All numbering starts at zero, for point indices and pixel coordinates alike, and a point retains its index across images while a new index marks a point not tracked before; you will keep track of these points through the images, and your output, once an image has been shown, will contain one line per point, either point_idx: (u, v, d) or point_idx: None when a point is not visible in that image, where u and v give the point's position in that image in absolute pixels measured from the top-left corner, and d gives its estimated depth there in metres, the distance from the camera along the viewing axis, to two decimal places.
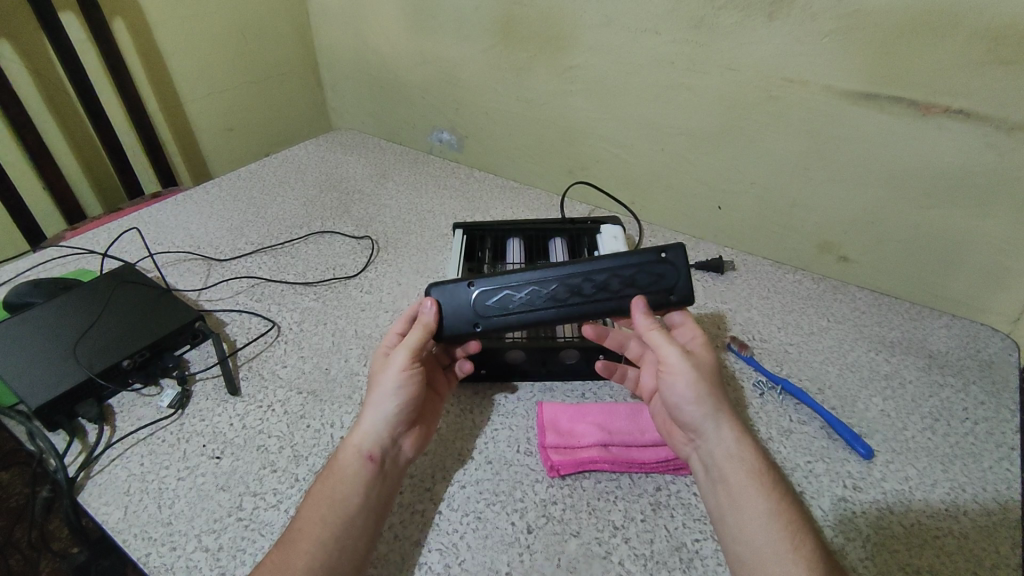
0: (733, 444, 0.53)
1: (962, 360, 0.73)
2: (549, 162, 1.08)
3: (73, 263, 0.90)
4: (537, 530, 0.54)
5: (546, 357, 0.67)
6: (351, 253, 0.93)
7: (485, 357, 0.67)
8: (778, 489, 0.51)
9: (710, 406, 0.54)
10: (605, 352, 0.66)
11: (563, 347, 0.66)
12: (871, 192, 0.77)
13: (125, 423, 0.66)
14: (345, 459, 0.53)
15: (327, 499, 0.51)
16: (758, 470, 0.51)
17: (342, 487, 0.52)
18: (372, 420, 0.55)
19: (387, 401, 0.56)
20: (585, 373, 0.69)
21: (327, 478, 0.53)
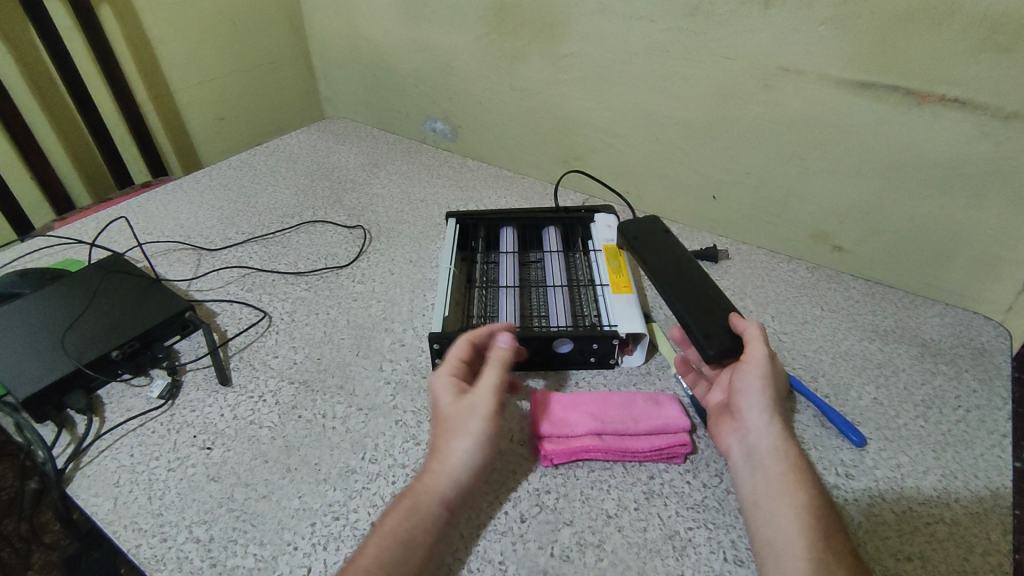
0: (779, 439, 0.54)
1: (956, 349, 0.73)
2: (543, 152, 1.08)
3: (61, 254, 0.89)
4: (530, 519, 0.54)
5: (540, 347, 0.67)
6: (344, 242, 0.92)
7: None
8: (811, 481, 0.51)
9: (765, 399, 0.56)
10: (598, 341, 0.66)
11: (556, 337, 0.66)
12: (866, 181, 0.77)
13: (114, 414, 0.65)
14: (424, 496, 0.51)
15: (404, 536, 0.49)
16: (800, 464, 0.53)
17: (417, 525, 0.50)
18: (452, 457, 0.53)
19: (468, 440, 0.54)
20: (578, 363, 0.68)
21: (403, 512, 0.50)
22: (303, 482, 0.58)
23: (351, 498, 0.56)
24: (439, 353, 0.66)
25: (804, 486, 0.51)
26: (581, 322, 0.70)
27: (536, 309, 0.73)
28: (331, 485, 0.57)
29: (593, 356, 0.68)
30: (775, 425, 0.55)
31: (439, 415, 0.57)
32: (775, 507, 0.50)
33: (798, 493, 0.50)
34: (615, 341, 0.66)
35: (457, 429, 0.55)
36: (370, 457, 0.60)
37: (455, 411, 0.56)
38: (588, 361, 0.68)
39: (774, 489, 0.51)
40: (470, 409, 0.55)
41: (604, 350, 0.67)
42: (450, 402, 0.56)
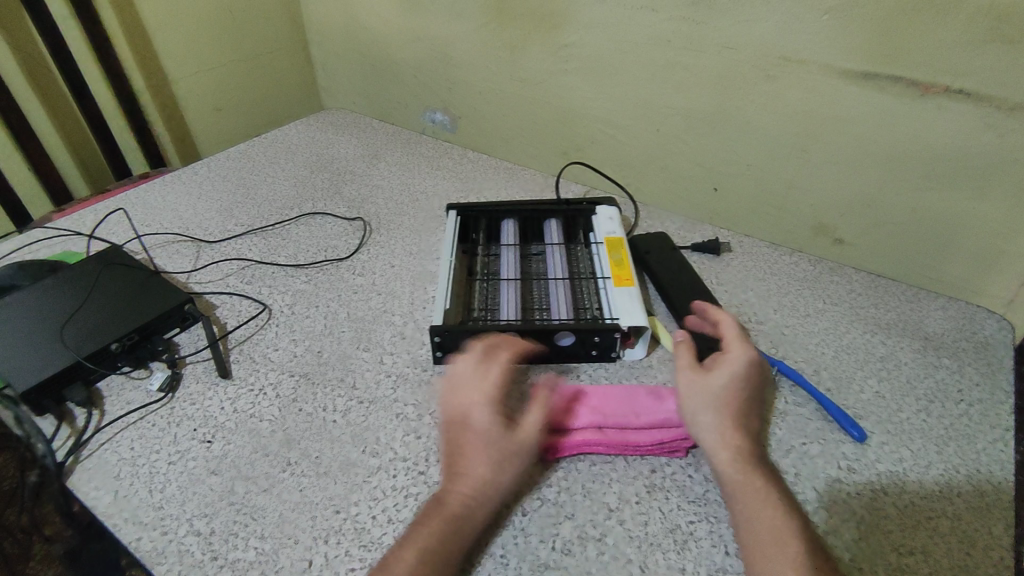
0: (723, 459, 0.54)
1: (958, 342, 0.73)
2: (544, 143, 1.07)
3: (59, 245, 0.88)
4: (532, 513, 0.54)
5: (541, 340, 0.66)
6: (344, 234, 0.92)
7: (479, 339, 0.66)
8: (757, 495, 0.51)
9: (697, 419, 0.56)
10: (600, 335, 0.65)
11: (556, 330, 0.65)
12: (869, 173, 0.76)
13: (114, 407, 0.65)
14: (463, 519, 0.50)
15: (442, 557, 0.48)
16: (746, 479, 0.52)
17: (454, 548, 0.49)
18: (491, 482, 0.52)
19: (508, 468, 0.53)
20: (579, 356, 0.68)
21: (444, 533, 0.49)
22: (304, 476, 0.57)
23: (352, 491, 0.56)
24: (440, 346, 0.66)
25: (767, 500, 0.51)
26: (582, 314, 0.69)
27: (537, 302, 0.72)
28: (331, 479, 0.57)
29: (594, 350, 0.67)
30: (716, 440, 0.55)
31: (477, 437, 0.55)
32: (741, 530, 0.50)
33: (762, 509, 0.50)
34: (616, 334, 0.65)
35: (501, 456, 0.54)
36: (371, 451, 0.60)
37: (500, 437, 0.55)
38: (589, 354, 0.68)
39: (741, 512, 0.51)
40: (518, 443, 0.55)
41: (606, 344, 0.66)
42: (489, 426, 0.55)
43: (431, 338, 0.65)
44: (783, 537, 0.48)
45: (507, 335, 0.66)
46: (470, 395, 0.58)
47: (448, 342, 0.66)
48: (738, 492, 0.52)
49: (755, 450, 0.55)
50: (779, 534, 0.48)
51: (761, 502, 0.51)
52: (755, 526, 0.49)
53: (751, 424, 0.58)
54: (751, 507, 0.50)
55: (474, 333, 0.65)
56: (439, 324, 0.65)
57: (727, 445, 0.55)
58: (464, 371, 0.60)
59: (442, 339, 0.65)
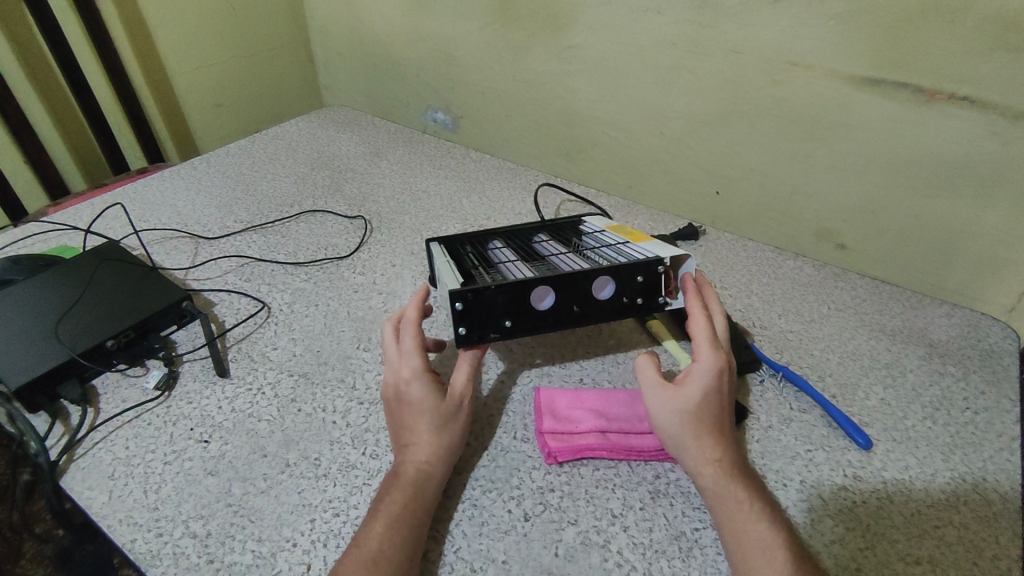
0: (706, 473, 0.51)
1: (963, 350, 0.73)
2: (546, 144, 1.06)
3: (55, 239, 0.87)
4: (534, 518, 0.53)
5: (579, 288, 0.56)
6: (345, 232, 0.91)
7: (511, 295, 0.55)
8: (749, 510, 0.49)
9: (677, 434, 0.53)
10: (643, 272, 0.57)
11: (597, 272, 0.56)
12: (872, 179, 0.76)
13: (110, 405, 0.64)
14: (419, 484, 0.51)
15: (407, 522, 0.48)
16: (734, 496, 0.50)
17: (419, 511, 0.50)
18: (441, 448, 0.53)
19: (453, 432, 0.55)
20: (623, 311, 0.58)
21: (404, 503, 0.49)
22: (302, 477, 0.56)
23: (351, 494, 0.55)
24: (461, 315, 0.54)
25: (750, 515, 0.48)
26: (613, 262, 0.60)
27: None
28: (331, 481, 0.56)
29: (640, 297, 0.58)
30: (699, 455, 0.52)
31: (415, 410, 0.54)
32: (731, 550, 0.47)
33: (746, 524, 0.48)
34: (661, 267, 0.58)
35: (443, 423, 0.54)
36: (371, 452, 0.59)
37: (439, 406, 0.54)
38: (633, 307, 0.58)
39: (729, 532, 0.48)
40: (453, 404, 0.55)
41: (650, 285, 0.58)
42: (424, 395, 0.54)
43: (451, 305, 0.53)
44: (772, 550, 0.46)
45: (542, 290, 0.55)
46: (406, 366, 0.56)
47: (472, 309, 0.54)
48: (722, 508, 0.50)
49: (732, 456, 0.53)
50: (766, 547, 0.46)
51: (745, 519, 0.48)
52: (750, 545, 0.46)
53: (732, 430, 0.55)
54: (740, 522, 0.48)
55: (505, 288, 0.54)
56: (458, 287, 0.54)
57: (710, 461, 0.52)
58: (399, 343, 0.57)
59: (464, 307, 0.54)
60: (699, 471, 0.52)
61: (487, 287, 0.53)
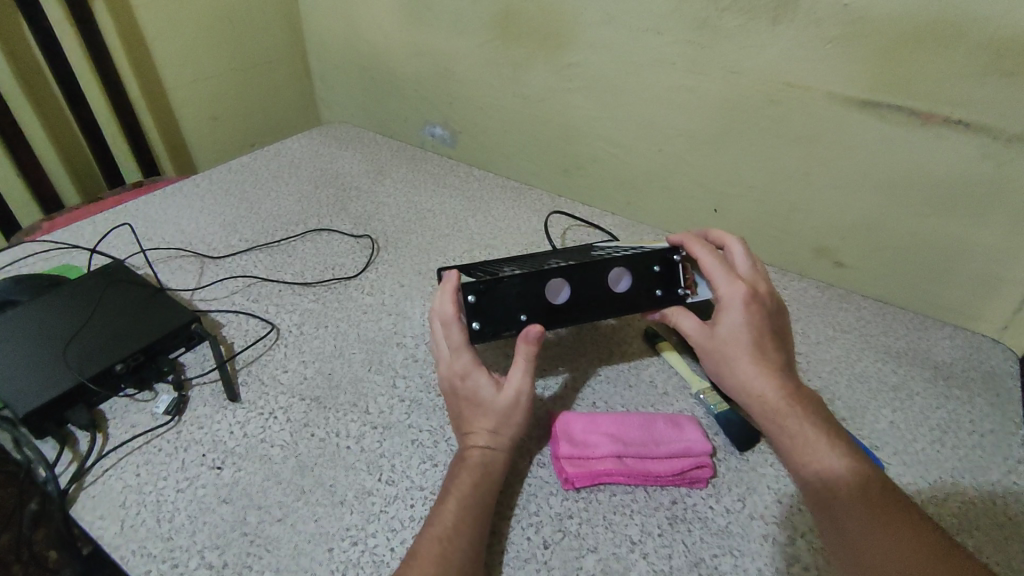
0: (757, 398, 0.56)
1: (967, 372, 0.74)
2: (547, 161, 1.07)
3: (57, 258, 0.86)
4: (554, 545, 0.54)
5: (593, 279, 0.60)
6: (351, 251, 0.90)
7: (525, 288, 0.58)
8: (807, 428, 0.53)
9: (722, 370, 0.58)
10: (659, 263, 0.61)
11: (610, 264, 0.60)
12: (873, 202, 0.77)
13: (118, 430, 0.63)
14: (488, 467, 0.53)
15: (479, 505, 0.51)
16: (788, 415, 0.54)
17: (487, 493, 0.52)
18: (504, 437, 0.55)
19: (516, 423, 0.56)
20: (645, 303, 0.61)
21: (474, 486, 0.52)
22: (318, 505, 0.56)
23: (368, 522, 0.55)
24: (475, 310, 0.57)
25: (806, 433, 0.53)
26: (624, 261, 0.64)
27: None
28: (348, 508, 0.56)
29: (659, 290, 0.61)
30: (746, 383, 0.56)
31: (478, 401, 0.56)
32: (795, 465, 0.52)
33: (805, 442, 0.52)
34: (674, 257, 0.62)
35: (504, 417, 0.55)
36: (387, 479, 0.58)
37: (496, 402, 0.55)
38: (654, 298, 0.61)
39: (792, 451, 0.53)
40: (513, 398, 0.56)
41: (667, 277, 0.62)
42: (482, 387, 0.56)
43: (464, 298, 0.57)
44: (830, 465, 0.50)
45: (557, 283, 0.59)
46: (459, 360, 0.57)
47: (486, 301, 0.57)
48: (778, 428, 0.54)
49: (782, 378, 0.56)
50: (826, 461, 0.50)
51: (802, 438, 0.52)
52: (812, 462, 0.51)
53: (780, 353, 0.58)
54: (797, 440, 0.53)
55: (518, 282, 0.58)
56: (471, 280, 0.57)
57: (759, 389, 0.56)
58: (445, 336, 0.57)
59: (477, 300, 0.57)
60: (751, 399, 0.56)
61: (499, 279, 0.57)
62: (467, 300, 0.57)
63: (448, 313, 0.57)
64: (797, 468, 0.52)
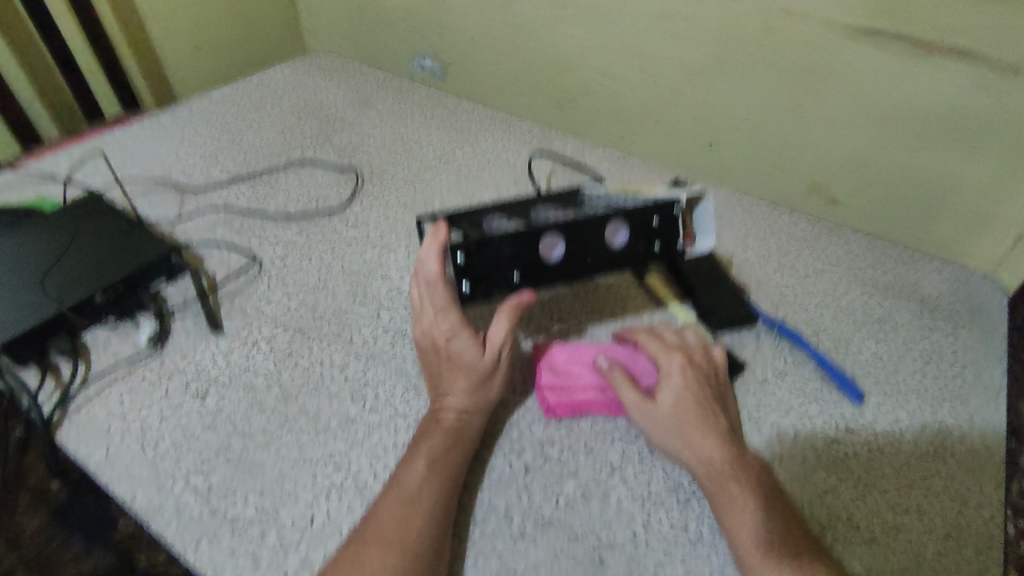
0: (698, 461, 0.51)
1: (955, 306, 0.74)
2: (538, 96, 1.03)
3: (32, 190, 0.84)
4: (535, 470, 0.54)
5: (590, 235, 0.55)
6: (336, 183, 0.88)
7: (517, 246, 0.54)
8: (755, 493, 0.48)
9: (659, 437, 0.53)
10: (658, 215, 0.55)
11: (609, 216, 0.55)
12: (866, 136, 0.75)
13: (101, 359, 0.63)
14: (461, 430, 0.53)
15: (448, 466, 0.51)
16: (733, 478, 0.49)
17: (459, 455, 0.52)
18: (481, 400, 0.55)
19: (493, 384, 0.56)
20: (641, 259, 0.57)
21: (446, 448, 0.52)
22: (303, 432, 0.56)
23: (352, 448, 0.55)
24: (464, 270, 0.54)
25: (754, 502, 0.48)
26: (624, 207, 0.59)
27: None
28: (331, 435, 0.56)
29: (657, 243, 0.57)
30: (688, 449, 0.51)
31: (456, 363, 0.55)
32: (742, 534, 0.47)
33: (749, 509, 0.47)
34: (677, 211, 0.56)
35: (483, 379, 0.55)
36: (370, 407, 0.59)
37: (479, 364, 0.55)
38: (651, 253, 0.57)
39: (734, 519, 0.48)
40: (493, 360, 0.56)
41: (667, 230, 0.56)
42: (462, 351, 0.55)
43: (453, 258, 0.53)
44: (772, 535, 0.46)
45: (551, 240, 0.55)
46: (444, 321, 0.55)
47: (475, 260, 0.54)
48: (722, 492, 0.49)
49: (731, 446, 0.52)
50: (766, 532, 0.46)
51: (749, 505, 0.48)
52: (754, 530, 0.46)
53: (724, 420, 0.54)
54: (743, 513, 0.47)
55: (510, 239, 0.54)
56: (460, 238, 0.53)
57: (703, 455, 0.51)
58: (429, 296, 0.55)
59: (466, 259, 0.53)
60: (694, 462, 0.51)
61: (489, 238, 0.53)
62: (456, 260, 0.53)
63: (433, 272, 0.54)
64: (744, 536, 0.47)
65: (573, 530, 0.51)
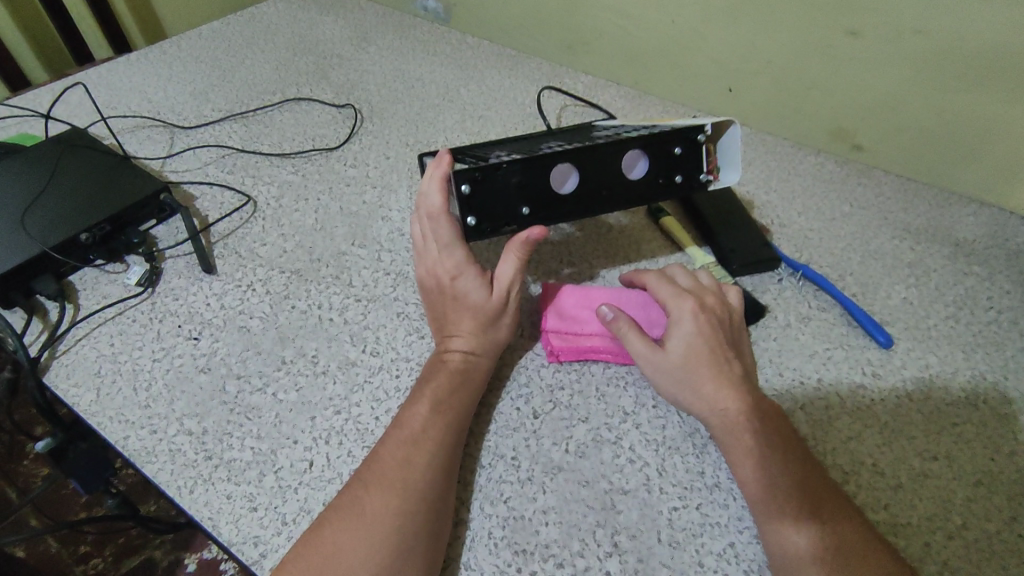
0: (712, 413, 0.48)
1: (990, 249, 0.69)
2: (547, 34, 0.96)
3: (15, 127, 0.81)
4: (543, 415, 0.52)
5: (607, 165, 0.51)
6: (334, 122, 0.84)
7: (528, 176, 0.49)
8: (773, 443, 0.45)
9: (670, 388, 0.50)
10: (680, 143, 0.51)
11: (627, 144, 0.50)
12: (907, 73, 0.68)
13: (89, 301, 0.60)
14: (468, 371, 0.50)
15: (453, 407, 0.48)
16: (750, 430, 0.46)
17: (466, 397, 0.49)
18: (490, 341, 0.52)
19: (502, 325, 0.53)
20: (661, 193, 0.52)
21: (453, 389, 0.49)
22: (300, 375, 0.54)
23: (352, 391, 0.53)
24: (469, 203, 0.48)
25: (772, 452, 0.45)
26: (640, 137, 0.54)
27: None
28: (330, 378, 0.54)
29: (679, 175, 0.52)
30: (701, 400, 0.48)
31: (463, 303, 0.53)
32: (758, 488, 0.44)
33: (766, 462, 0.45)
34: (700, 137, 0.52)
35: (491, 319, 0.53)
36: (372, 350, 0.56)
37: (486, 302, 0.53)
38: (672, 186, 0.53)
39: (750, 472, 0.45)
40: (501, 299, 0.53)
41: (690, 160, 0.52)
42: (469, 289, 0.53)
43: (458, 189, 0.48)
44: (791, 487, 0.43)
45: (565, 169, 0.50)
46: (449, 258, 0.53)
47: (481, 191, 0.48)
48: (737, 444, 0.46)
49: (747, 394, 0.48)
50: (784, 484, 0.43)
51: (766, 456, 0.45)
52: (772, 483, 0.44)
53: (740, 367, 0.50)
54: (759, 466, 0.45)
55: (520, 168, 0.48)
56: (464, 166, 0.48)
57: (716, 406, 0.48)
58: (433, 233, 0.53)
59: (471, 190, 0.48)
60: (708, 415, 0.48)
61: (498, 166, 0.48)
62: (460, 190, 0.48)
63: (436, 204, 0.51)
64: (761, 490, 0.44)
65: (584, 475, 0.48)
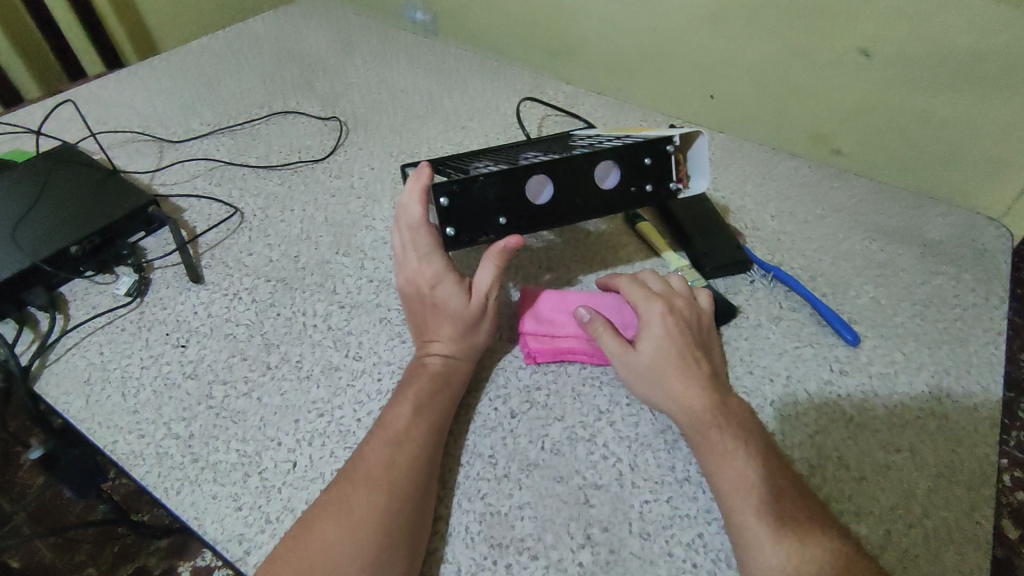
0: (680, 411, 0.50)
1: (957, 249, 0.71)
2: (530, 43, 0.98)
3: (7, 143, 0.83)
4: (520, 415, 0.54)
5: (580, 176, 0.53)
6: (320, 133, 0.85)
7: (504, 188, 0.51)
8: (738, 439, 0.47)
9: (640, 387, 0.52)
10: (650, 154, 0.53)
11: (598, 155, 0.52)
12: (874, 76, 0.71)
13: (79, 312, 0.62)
14: (447, 375, 0.52)
15: (433, 408, 0.50)
16: (716, 426, 0.48)
17: (445, 399, 0.51)
18: (469, 346, 0.54)
19: (481, 330, 0.55)
20: (632, 202, 0.54)
21: (433, 392, 0.51)
22: (285, 379, 0.55)
23: (335, 394, 0.54)
24: (447, 214, 0.50)
25: (737, 448, 0.47)
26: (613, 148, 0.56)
27: None
28: (314, 382, 0.55)
29: (650, 184, 0.54)
30: (669, 398, 0.50)
31: (442, 309, 0.55)
32: (723, 481, 0.46)
33: (731, 456, 0.46)
34: (670, 147, 0.54)
35: (470, 324, 0.54)
36: (355, 354, 0.57)
37: (465, 308, 0.54)
38: (643, 195, 0.55)
39: (716, 466, 0.47)
40: (480, 305, 0.55)
41: (660, 169, 0.54)
42: (448, 296, 0.54)
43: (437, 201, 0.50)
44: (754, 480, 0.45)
45: (539, 181, 0.52)
46: (428, 267, 0.55)
47: (459, 203, 0.50)
48: (704, 440, 0.48)
49: (714, 392, 0.50)
50: (748, 478, 0.45)
51: (732, 451, 0.47)
52: (735, 476, 0.45)
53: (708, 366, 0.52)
54: (724, 459, 0.46)
55: (496, 181, 0.51)
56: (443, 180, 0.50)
57: (684, 403, 0.50)
58: (412, 243, 0.55)
59: (449, 202, 0.50)
60: (676, 413, 0.50)
61: (474, 179, 0.50)
62: (439, 203, 0.50)
63: (415, 214, 0.53)
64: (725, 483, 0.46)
65: (558, 471, 0.50)
